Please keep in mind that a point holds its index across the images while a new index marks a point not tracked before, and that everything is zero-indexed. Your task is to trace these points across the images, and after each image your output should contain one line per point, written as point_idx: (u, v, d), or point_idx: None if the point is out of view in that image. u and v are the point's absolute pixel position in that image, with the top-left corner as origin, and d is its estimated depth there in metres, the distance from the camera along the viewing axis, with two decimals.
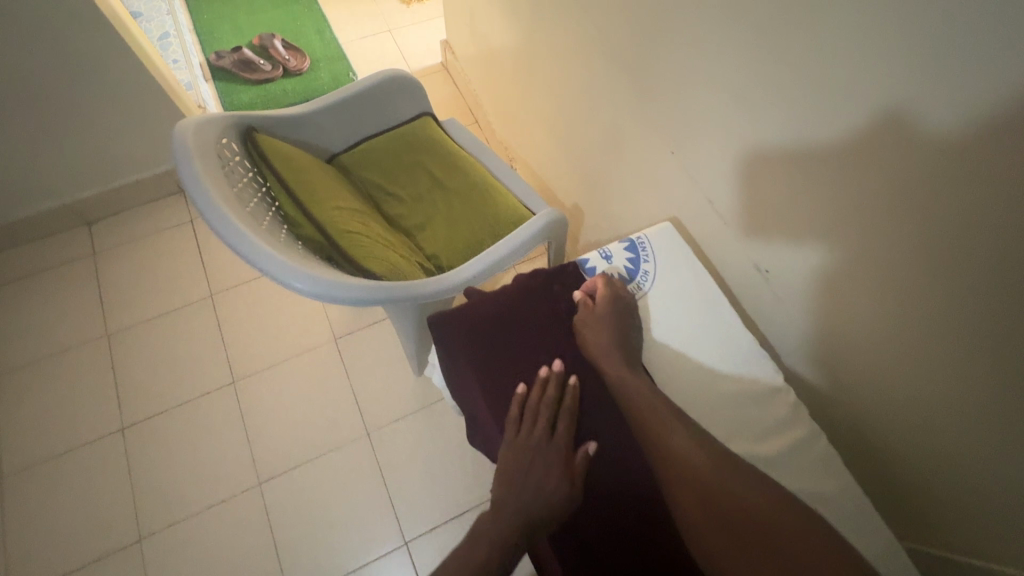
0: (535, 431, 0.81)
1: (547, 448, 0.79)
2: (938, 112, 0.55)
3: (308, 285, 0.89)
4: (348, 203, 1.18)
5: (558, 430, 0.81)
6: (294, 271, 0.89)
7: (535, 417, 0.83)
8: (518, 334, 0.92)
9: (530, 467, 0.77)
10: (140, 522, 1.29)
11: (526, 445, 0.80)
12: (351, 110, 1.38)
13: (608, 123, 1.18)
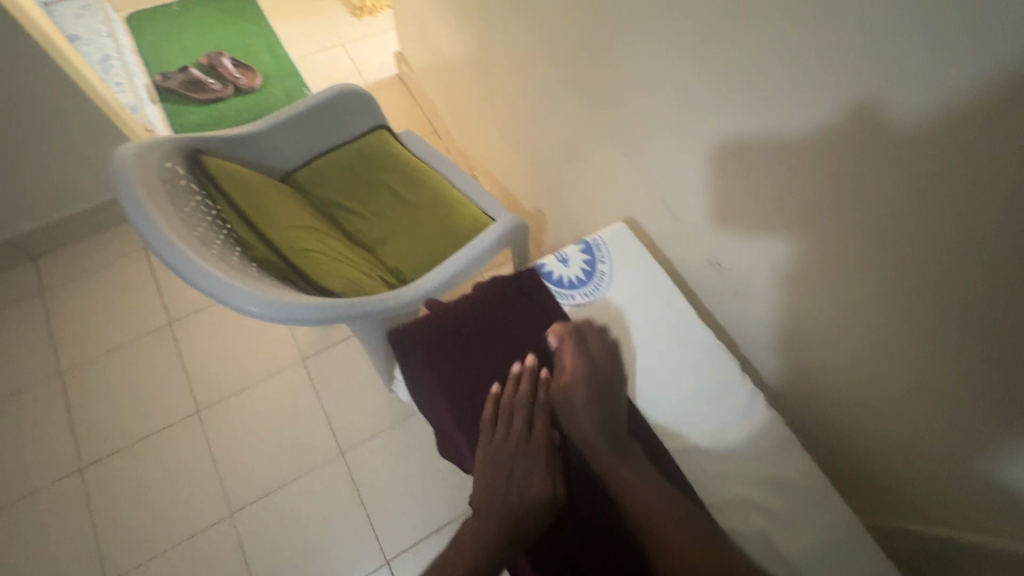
0: (511, 433, 0.67)
1: (526, 456, 0.66)
2: (895, 100, 0.53)
3: (266, 305, 0.71)
4: (306, 222, 0.97)
5: (534, 432, 0.68)
6: (248, 289, 0.72)
7: (508, 418, 0.69)
8: (487, 332, 0.77)
9: (505, 483, 0.65)
10: (105, 564, 1.25)
11: (499, 454, 0.67)
12: (310, 121, 1.12)
13: (556, 121, 1.16)
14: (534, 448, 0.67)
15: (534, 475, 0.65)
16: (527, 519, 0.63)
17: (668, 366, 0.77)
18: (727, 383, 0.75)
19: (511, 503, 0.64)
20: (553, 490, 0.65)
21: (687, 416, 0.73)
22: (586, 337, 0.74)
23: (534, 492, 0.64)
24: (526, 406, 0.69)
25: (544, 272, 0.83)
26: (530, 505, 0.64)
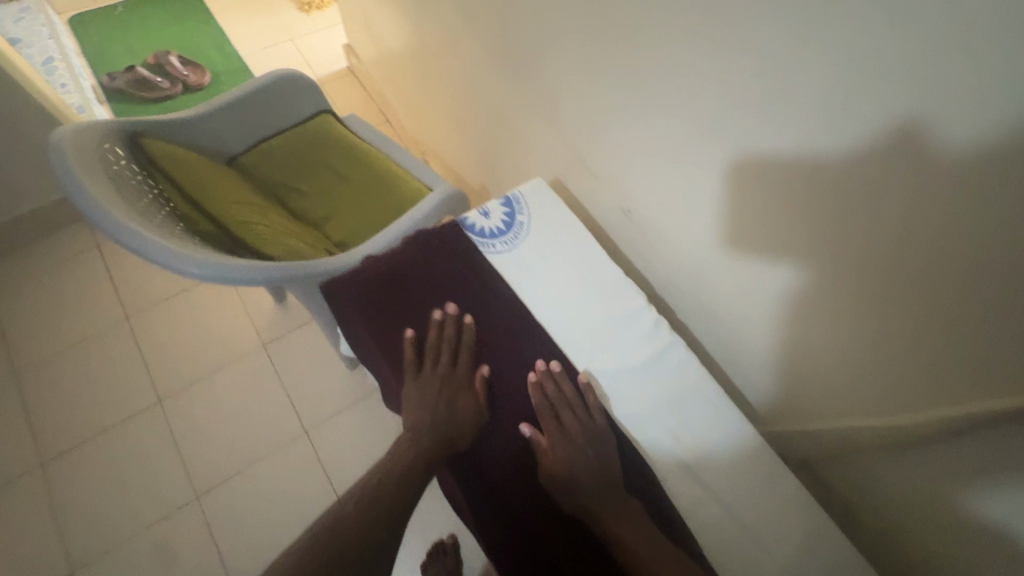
0: (436, 369, 0.74)
1: (452, 386, 0.73)
2: (949, 130, 0.48)
3: (202, 265, 0.75)
4: (248, 198, 1.01)
5: (462, 365, 0.75)
6: (185, 251, 0.76)
7: (437, 353, 0.76)
8: (414, 281, 0.82)
9: (433, 408, 0.71)
10: (71, 554, 1.26)
11: (429, 383, 0.73)
12: (252, 106, 1.16)
13: (490, 97, 1.22)
14: (459, 376, 0.74)
15: (461, 404, 0.72)
16: (453, 441, 0.70)
17: (581, 301, 0.84)
18: (634, 313, 0.84)
19: (439, 425, 0.70)
20: (476, 414, 0.72)
21: (599, 341, 0.81)
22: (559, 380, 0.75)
23: (460, 419, 0.71)
24: (450, 345, 0.76)
25: (468, 224, 0.87)
26: (456, 429, 0.70)
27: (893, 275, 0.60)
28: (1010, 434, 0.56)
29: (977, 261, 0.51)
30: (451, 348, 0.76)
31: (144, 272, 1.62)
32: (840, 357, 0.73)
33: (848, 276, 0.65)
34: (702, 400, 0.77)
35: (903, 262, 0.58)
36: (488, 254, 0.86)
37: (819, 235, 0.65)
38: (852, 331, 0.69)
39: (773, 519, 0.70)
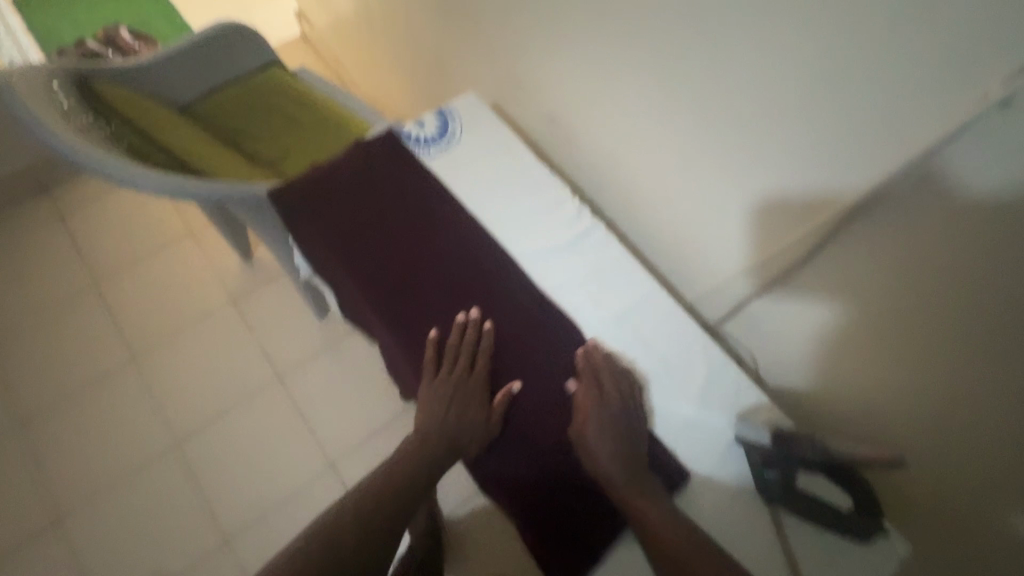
0: (452, 372, 0.71)
1: (467, 391, 0.70)
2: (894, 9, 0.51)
3: (154, 180, 0.82)
4: (199, 137, 1.06)
5: (476, 370, 0.71)
6: (139, 168, 0.83)
7: (451, 356, 0.72)
8: (421, 270, 0.78)
9: (442, 412, 0.69)
10: (58, 504, 1.31)
11: (442, 389, 0.70)
12: (201, 56, 1.20)
13: (431, 37, 1.27)
14: (475, 383, 0.71)
15: (472, 405, 0.69)
16: (460, 445, 0.68)
17: (515, 201, 0.84)
18: (556, 202, 0.84)
19: (447, 430, 0.68)
20: (488, 423, 0.69)
21: (522, 229, 0.82)
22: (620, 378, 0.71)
23: (471, 423, 0.68)
24: (470, 349, 0.72)
25: (404, 134, 0.88)
26: (465, 432, 0.68)
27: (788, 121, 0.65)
28: (862, 237, 0.62)
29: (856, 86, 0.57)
30: (469, 354, 0.72)
31: (107, 239, 1.64)
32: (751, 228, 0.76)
33: (736, 138, 0.71)
34: (625, 275, 0.79)
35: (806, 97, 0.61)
36: (424, 160, 0.86)
37: (714, 106, 0.72)
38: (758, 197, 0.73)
39: (681, 369, 0.73)
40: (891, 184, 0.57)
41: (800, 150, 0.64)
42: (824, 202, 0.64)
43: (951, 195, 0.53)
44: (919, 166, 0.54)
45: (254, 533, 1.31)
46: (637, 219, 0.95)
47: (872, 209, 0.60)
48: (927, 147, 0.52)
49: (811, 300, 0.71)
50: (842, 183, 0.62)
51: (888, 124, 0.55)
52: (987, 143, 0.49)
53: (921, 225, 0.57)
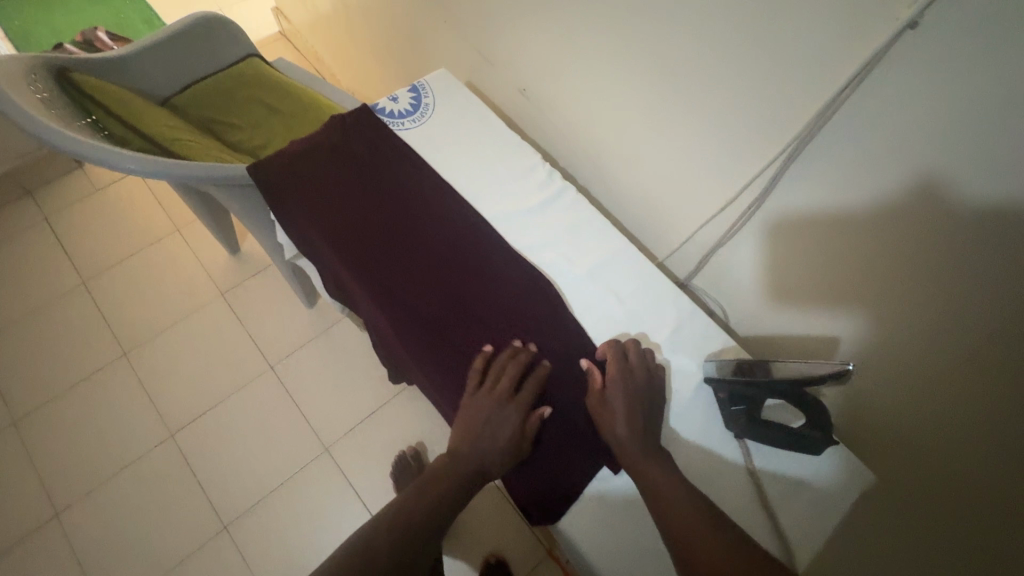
0: (496, 389, 0.68)
1: (509, 415, 0.66)
2: None
3: (136, 161, 0.87)
4: (179, 126, 1.08)
5: (521, 397, 0.68)
6: (121, 152, 0.88)
7: (493, 378, 0.69)
8: (453, 289, 0.78)
9: (475, 432, 0.65)
10: (54, 499, 1.32)
11: (481, 408, 0.66)
12: (178, 49, 1.22)
13: (402, 21, 1.29)
14: (520, 405, 0.67)
15: (510, 427, 0.66)
16: (488, 465, 0.64)
17: (488, 166, 0.88)
18: (529, 168, 0.88)
19: (479, 450, 0.64)
20: (521, 445, 0.66)
21: (492, 194, 0.86)
22: (638, 368, 0.70)
23: (505, 447, 0.65)
24: (519, 369, 0.69)
25: (378, 109, 0.92)
26: (496, 455, 0.64)
27: (738, 69, 0.68)
28: (815, 169, 0.66)
29: (796, 27, 0.60)
30: (518, 373, 0.69)
31: (92, 239, 1.65)
32: (715, 177, 0.79)
33: (693, 90, 0.74)
34: (594, 233, 0.84)
35: (752, 42, 0.65)
36: (399, 131, 0.90)
37: (669, 62, 0.75)
38: (717, 147, 0.76)
39: (653, 320, 0.77)
40: (820, 122, 0.62)
41: (752, 93, 0.68)
42: (770, 145, 0.69)
43: (871, 124, 0.58)
44: (841, 102, 0.59)
45: (250, 519, 1.32)
46: (610, 184, 0.98)
47: (807, 148, 0.65)
48: (847, 80, 0.57)
49: (764, 239, 0.77)
50: (782, 126, 0.67)
51: (814, 64, 0.60)
52: (898, 71, 0.53)
53: (864, 152, 0.60)
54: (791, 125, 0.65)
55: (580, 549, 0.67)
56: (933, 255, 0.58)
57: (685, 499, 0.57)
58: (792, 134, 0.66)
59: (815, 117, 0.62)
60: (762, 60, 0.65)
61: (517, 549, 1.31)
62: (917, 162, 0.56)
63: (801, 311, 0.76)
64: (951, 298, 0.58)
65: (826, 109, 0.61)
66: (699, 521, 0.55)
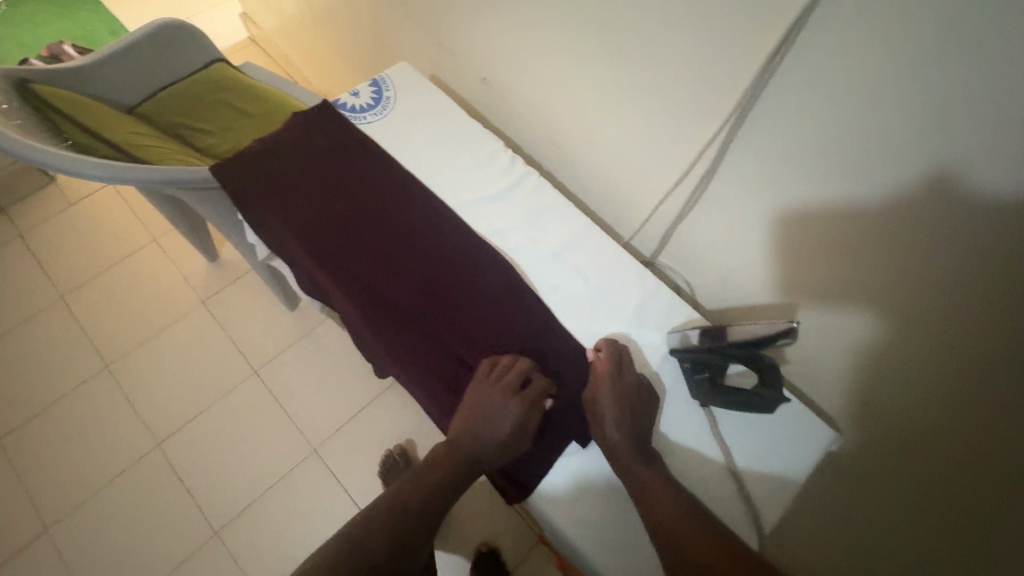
0: (502, 382, 0.69)
1: (511, 409, 0.67)
2: None
3: (101, 168, 0.87)
4: (143, 131, 1.09)
5: (526, 392, 0.68)
6: (86, 160, 0.88)
7: (501, 372, 0.70)
8: (436, 286, 0.78)
9: (474, 424, 0.67)
10: (42, 514, 1.32)
11: (485, 399, 0.67)
12: (141, 56, 1.22)
13: (364, 18, 1.30)
14: (524, 398, 0.68)
15: (511, 421, 0.66)
16: (483, 455, 0.66)
17: (454, 155, 0.90)
18: (492, 154, 0.90)
19: (477, 442, 0.66)
20: (519, 440, 0.67)
21: (459, 182, 0.88)
22: (631, 371, 0.72)
23: (504, 439, 0.66)
24: (526, 367, 0.70)
25: (339, 104, 0.93)
26: (493, 447, 0.66)
27: (682, 41, 0.69)
28: (760, 135, 0.68)
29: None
30: (524, 371, 0.70)
31: (69, 253, 1.64)
32: (673, 153, 0.80)
33: (644, 67, 0.76)
34: (559, 215, 0.86)
35: (692, 13, 0.66)
36: (361, 125, 0.92)
37: (619, 39, 0.76)
38: (670, 122, 0.78)
39: (618, 295, 0.79)
40: (758, 87, 0.64)
41: (697, 65, 0.69)
42: (715, 114, 0.71)
43: (809, 85, 0.60)
44: (775, 66, 0.61)
45: (240, 523, 1.32)
46: (576, 168, 0.99)
47: (750, 113, 0.67)
48: (781, 39, 0.59)
49: (719, 210, 0.79)
50: (725, 95, 0.68)
51: (747, 30, 0.62)
52: (829, 31, 0.55)
53: (805, 113, 0.62)
54: (732, 93, 0.67)
55: (558, 526, 0.68)
56: (880, 206, 0.60)
57: (674, 499, 0.61)
58: (735, 102, 0.68)
59: (753, 82, 0.64)
60: (704, 31, 0.66)
61: (509, 537, 1.32)
62: (852, 115, 0.58)
63: (765, 276, 0.79)
64: (899, 247, 0.61)
65: (762, 73, 0.63)
66: (686, 520, 0.59)
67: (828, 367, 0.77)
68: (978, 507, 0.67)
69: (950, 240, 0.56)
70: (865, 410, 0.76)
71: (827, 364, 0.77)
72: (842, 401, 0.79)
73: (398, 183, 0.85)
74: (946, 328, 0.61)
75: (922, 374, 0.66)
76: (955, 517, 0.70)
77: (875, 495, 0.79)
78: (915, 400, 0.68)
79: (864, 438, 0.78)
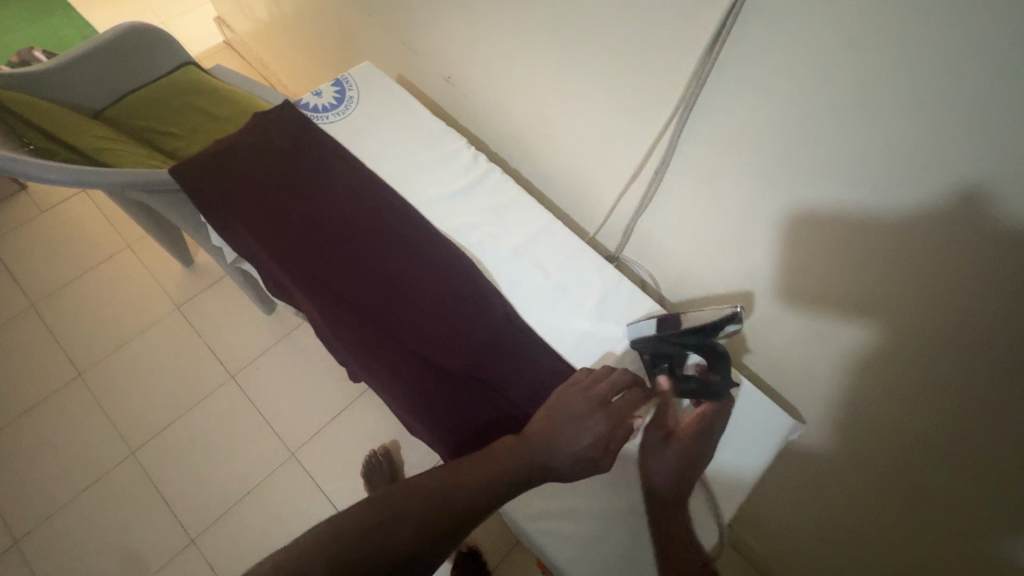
0: (592, 394, 0.66)
1: (597, 420, 0.64)
2: None
3: (57, 171, 0.86)
4: (106, 134, 1.08)
5: (616, 407, 0.66)
6: (42, 163, 0.87)
7: (597, 382, 0.68)
8: (409, 290, 0.78)
9: (553, 429, 0.63)
10: (12, 527, 1.29)
11: (572, 406, 0.65)
12: (105, 61, 1.21)
13: (331, 19, 1.29)
14: (611, 414, 0.65)
15: (595, 432, 0.63)
16: (555, 464, 0.62)
17: (418, 153, 0.90)
18: (454, 151, 0.91)
19: (550, 449, 0.63)
20: (593, 455, 0.63)
21: (423, 179, 0.88)
22: (717, 430, 0.68)
23: (584, 450, 0.63)
24: (622, 382, 0.68)
25: (301, 104, 0.93)
26: (569, 457, 0.62)
27: (630, 36, 0.70)
28: (709, 127, 0.69)
29: None
30: (619, 387, 0.67)
31: (38, 262, 1.61)
32: (629, 148, 0.82)
33: (598, 62, 0.77)
34: (522, 211, 0.86)
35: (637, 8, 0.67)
36: (324, 125, 0.92)
37: (571, 35, 0.77)
38: (626, 116, 0.78)
39: (578, 290, 0.80)
40: (700, 81, 0.65)
41: (645, 58, 0.70)
42: (665, 107, 0.72)
43: (749, 76, 0.61)
44: (714, 58, 0.62)
45: (217, 531, 1.31)
46: (542, 165, 1.00)
47: (696, 105, 0.68)
48: (716, 32, 0.60)
49: (676, 200, 0.80)
50: (672, 89, 0.70)
51: (686, 20, 0.63)
52: (761, 23, 0.56)
53: (747, 104, 0.63)
54: (678, 87, 0.69)
55: (513, 519, 0.69)
56: (825, 193, 0.62)
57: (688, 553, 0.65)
58: (681, 95, 0.69)
59: (695, 76, 0.65)
60: (650, 25, 0.67)
61: (488, 536, 1.32)
62: (789, 103, 0.59)
63: (723, 266, 0.80)
64: (845, 232, 0.62)
65: (702, 67, 0.64)
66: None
67: (788, 351, 0.79)
68: (935, 478, 0.69)
69: (893, 223, 0.57)
70: (825, 394, 0.77)
71: (789, 350, 0.78)
72: (804, 388, 0.80)
73: (361, 183, 0.85)
74: (897, 309, 0.62)
75: (875, 356, 0.67)
76: (920, 491, 0.72)
77: (842, 472, 0.81)
78: (869, 381, 0.70)
79: (825, 422, 0.79)
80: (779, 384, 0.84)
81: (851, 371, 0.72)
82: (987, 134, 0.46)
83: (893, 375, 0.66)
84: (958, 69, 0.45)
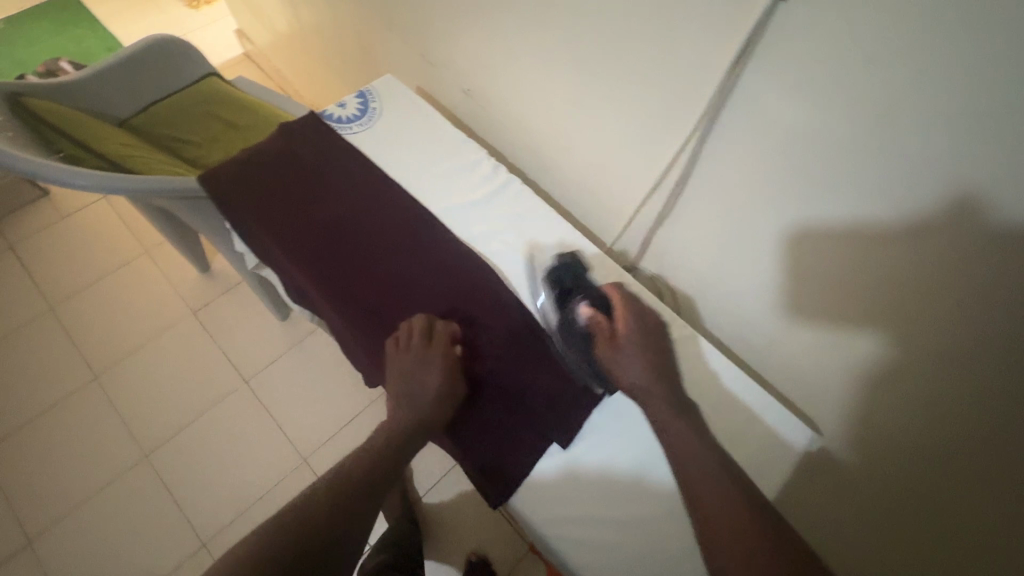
0: (413, 344, 0.73)
1: (429, 361, 0.71)
2: None
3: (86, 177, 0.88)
4: (132, 143, 1.11)
5: (438, 347, 0.73)
6: (71, 169, 0.89)
7: (411, 335, 0.74)
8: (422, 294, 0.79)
9: (403, 391, 0.70)
10: (26, 527, 1.30)
11: (404, 364, 0.71)
12: (132, 71, 1.24)
13: (351, 33, 1.33)
14: (437, 353, 0.72)
15: (435, 375, 0.70)
16: (427, 415, 0.68)
17: (439, 164, 0.93)
18: (474, 162, 0.93)
19: (414, 405, 0.69)
20: (447, 394, 0.70)
21: (444, 189, 0.90)
22: (636, 316, 0.75)
23: (436, 391, 0.70)
24: (432, 329, 0.74)
25: (326, 115, 0.96)
26: (432, 403, 0.69)
27: (651, 53, 0.72)
28: (729, 142, 0.70)
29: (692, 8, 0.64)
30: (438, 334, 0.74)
31: (58, 265, 1.64)
32: (647, 160, 0.83)
33: (617, 77, 0.78)
34: (541, 222, 0.88)
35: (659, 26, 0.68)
36: (348, 135, 0.94)
37: (591, 51, 0.79)
38: (644, 130, 0.80)
39: None
40: (721, 98, 0.67)
41: (665, 74, 0.72)
42: (684, 123, 0.74)
43: (770, 93, 0.62)
44: (735, 77, 0.64)
45: (226, 536, 1.31)
46: (559, 176, 1.02)
47: (716, 122, 0.70)
48: (738, 52, 0.61)
49: (694, 213, 0.81)
50: (692, 106, 0.71)
51: (706, 38, 0.64)
52: (784, 43, 0.58)
53: (768, 120, 0.64)
54: (698, 103, 0.70)
55: (534, 526, 0.71)
56: (843, 209, 0.62)
57: (701, 445, 0.61)
58: (701, 112, 0.70)
59: (715, 93, 0.67)
60: (670, 43, 0.68)
61: (498, 545, 1.31)
62: (809, 120, 0.60)
63: (740, 277, 0.81)
64: (865, 248, 0.62)
65: (724, 84, 0.65)
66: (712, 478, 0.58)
67: (805, 363, 0.79)
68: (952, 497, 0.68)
69: (914, 239, 0.57)
70: (843, 408, 0.77)
71: (806, 362, 0.79)
72: (821, 400, 0.80)
73: (384, 191, 0.87)
74: (917, 325, 0.62)
75: (894, 371, 0.67)
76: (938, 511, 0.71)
77: (855, 488, 0.81)
78: (887, 396, 0.70)
79: (843, 435, 0.79)
80: (797, 397, 0.84)
81: (869, 385, 0.72)
82: (1006, 153, 0.47)
83: (911, 391, 0.66)
84: (979, 90, 0.46)
